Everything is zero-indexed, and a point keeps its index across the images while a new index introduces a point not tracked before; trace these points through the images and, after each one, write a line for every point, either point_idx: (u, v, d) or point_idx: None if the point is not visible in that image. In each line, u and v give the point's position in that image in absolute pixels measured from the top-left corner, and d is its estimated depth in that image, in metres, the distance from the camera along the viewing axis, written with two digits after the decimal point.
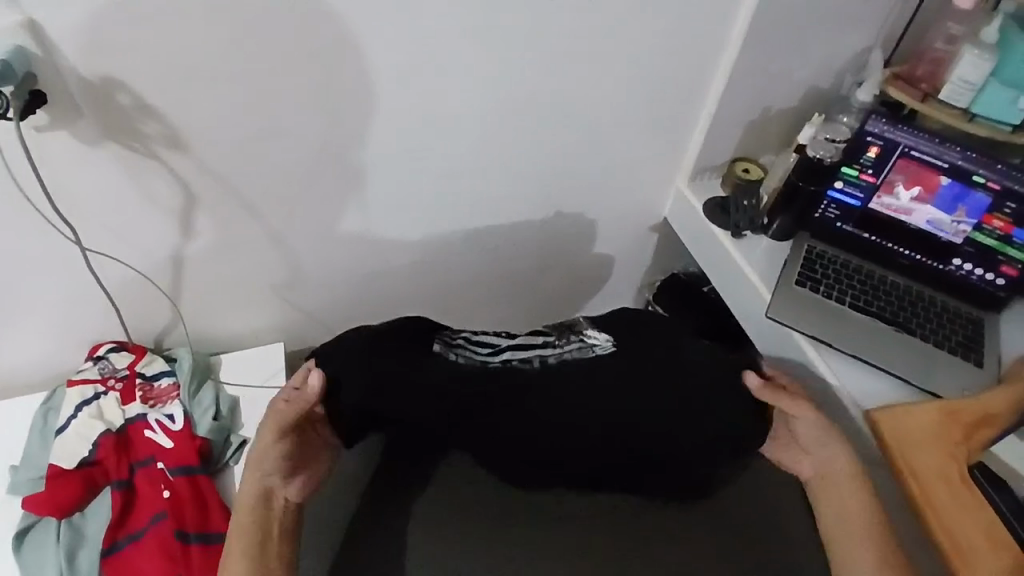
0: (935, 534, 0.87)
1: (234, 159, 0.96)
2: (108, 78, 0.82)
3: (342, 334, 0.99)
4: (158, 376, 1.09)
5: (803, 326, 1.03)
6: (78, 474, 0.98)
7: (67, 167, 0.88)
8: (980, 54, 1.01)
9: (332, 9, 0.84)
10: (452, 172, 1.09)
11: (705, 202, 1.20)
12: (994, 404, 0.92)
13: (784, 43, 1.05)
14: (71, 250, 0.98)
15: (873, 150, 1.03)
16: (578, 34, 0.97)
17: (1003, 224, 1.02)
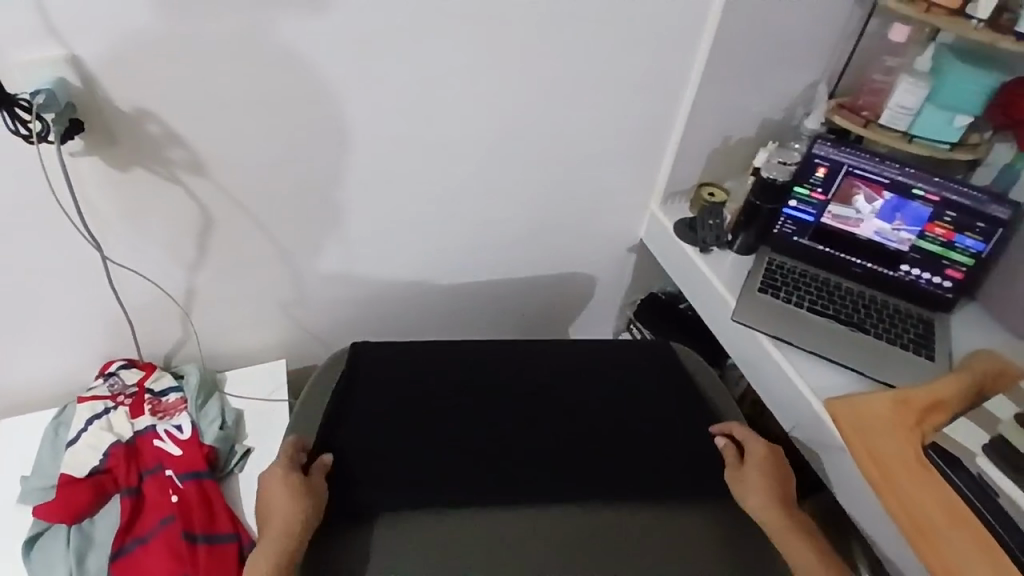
0: (897, 511, 0.93)
1: (244, 184, 1.05)
2: (137, 108, 0.91)
3: (346, 401, 1.02)
4: (166, 391, 1.15)
5: (766, 327, 1.11)
6: (90, 482, 1.03)
7: (94, 190, 0.97)
8: (914, 82, 1.13)
9: (336, 48, 0.95)
10: (443, 195, 1.19)
11: (676, 223, 1.30)
12: (943, 391, 1.01)
13: (739, 77, 1.18)
14: (92, 268, 1.06)
15: (821, 170, 1.14)
16: (557, 71, 1.09)
17: (945, 231, 1.13)
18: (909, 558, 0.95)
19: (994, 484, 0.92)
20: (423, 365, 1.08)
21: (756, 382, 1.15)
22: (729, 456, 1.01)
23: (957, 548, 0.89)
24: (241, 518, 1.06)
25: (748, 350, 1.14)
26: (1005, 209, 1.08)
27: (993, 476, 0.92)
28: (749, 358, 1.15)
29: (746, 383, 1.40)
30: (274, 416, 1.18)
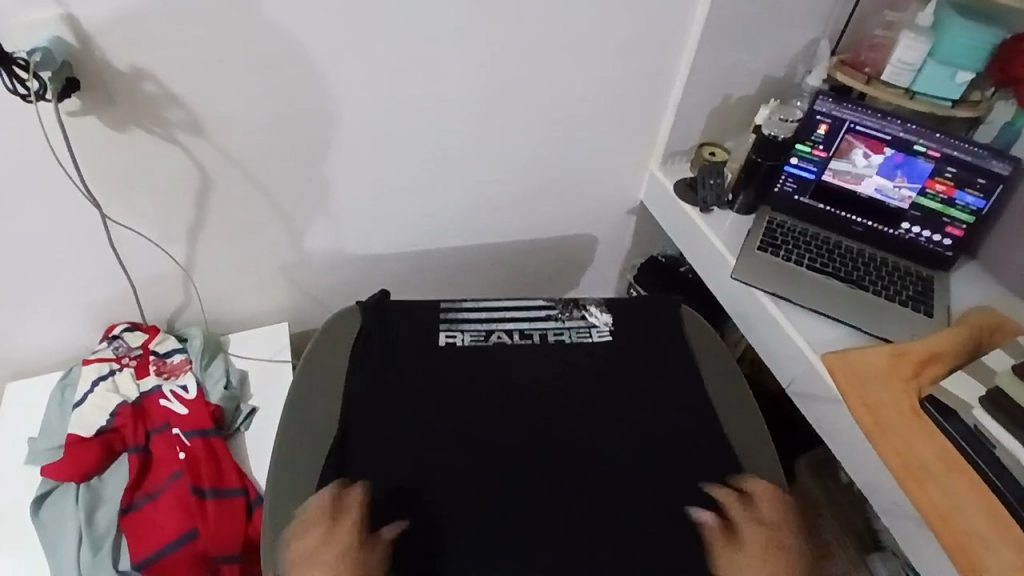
0: (890, 458, 0.95)
1: (242, 145, 1.05)
2: (135, 67, 0.91)
3: (354, 368, 1.06)
4: (171, 352, 1.16)
5: (764, 284, 1.12)
6: (98, 440, 1.05)
7: (93, 151, 0.97)
8: (916, 38, 1.12)
9: (330, 6, 0.94)
10: (441, 156, 1.19)
11: (675, 183, 1.30)
12: (939, 344, 1.02)
13: (739, 34, 1.16)
14: (93, 230, 1.06)
15: (822, 127, 1.14)
16: (556, 30, 1.07)
17: (945, 188, 1.12)
18: (901, 508, 0.97)
19: (988, 433, 0.93)
20: (429, 331, 1.11)
21: (754, 340, 1.16)
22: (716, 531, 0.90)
23: (948, 494, 0.92)
24: (249, 472, 1.08)
25: (746, 307, 1.15)
26: (1005, 164, 1.08)
27: (986, 426, 0.93)
28: (746, 316, 1.16)
29: (746, 343, 1.41)
30: (278, 376, 1.19)
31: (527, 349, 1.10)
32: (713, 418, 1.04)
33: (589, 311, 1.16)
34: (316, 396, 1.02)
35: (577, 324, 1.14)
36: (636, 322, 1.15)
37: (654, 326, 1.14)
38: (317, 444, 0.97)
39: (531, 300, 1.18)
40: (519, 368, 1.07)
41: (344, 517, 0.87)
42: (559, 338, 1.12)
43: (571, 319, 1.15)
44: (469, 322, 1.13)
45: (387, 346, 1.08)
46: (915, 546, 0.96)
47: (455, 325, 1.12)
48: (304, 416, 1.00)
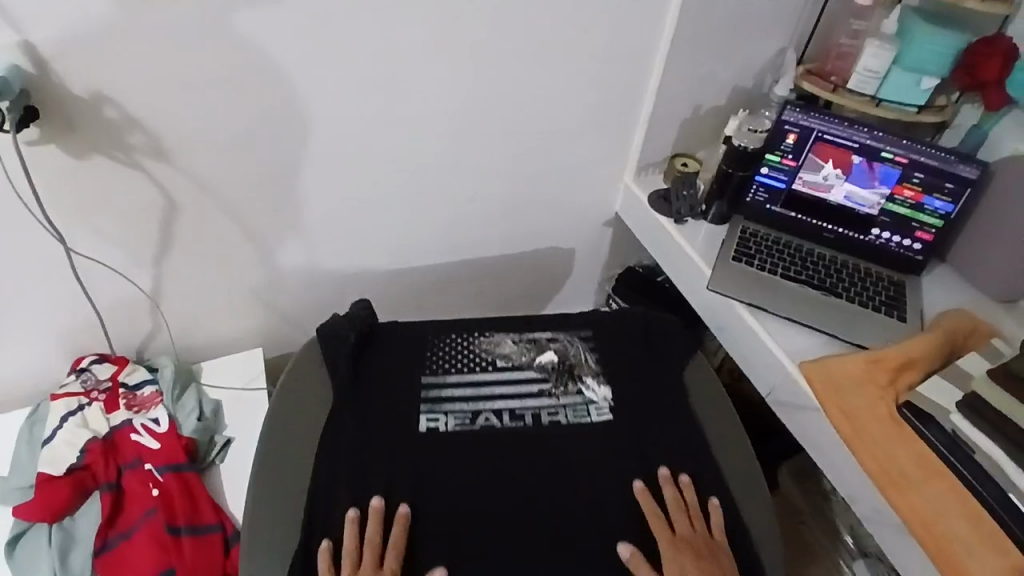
0: (870, 467, 0.96)
1: (209, 169, 1.02)
2: (95, 93, 0.89)
3: (331, 410, 1.02)
4: (140, 384, 1.13)
5: (739, 295, 1.12)
6: (67, 479, 1.01)
7: (53, 179, 0.94)
8: (880, 46, 1.13)
9: (296, 26, 0.92)
10: (414, 175, 1.18)
11: (649, 194, 1.30)
12: (915, 350, 1.02)
13: (708, 45, 1.17)
14: (56, 261, 1.03)
15: (791, 137, 1.15)
16: (526, 45, 1.07)
17: (913, 194, 1.14)
18: (883, 515, 0.97)
19: (967, 439, 0.94)
20: (409, 356, 1.08)
21: (732, 350, 1.16)
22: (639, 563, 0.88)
23: (929, 501, 0.92)
24: (226, 506, 1.06)
25: (723, 317, 1.15)
26: (971, 168, 1.10)
27: (965, 432, 0.94)
28: (723, 326, 1.16)
29: (724, 352, 1.41)
30: (253, 405, 1.17)
31: (513, 404, 1.04)
32: (695, 430, 1.04)
33: (586, 378, 1.08)
34: (294, 424, 1.01)
35: (570, 394, 1.06)
36: (620, 337, 1.13)
37: (637, 340, 1.13)
38: (297, 475, 0.96)
39: (523, 371, 1.08)
40: (498, 389, 1.06)
41: (388, 556, 0.87)
42: (554, 417, 1.03)
43: (566, 394, 1.06)
44: (453, 402, 1.04)
45: (363, 425, 1.00)
46: (898, 552, 0.97)
47: (438, 408, 1.02)
48: (282, 449, 0.98)
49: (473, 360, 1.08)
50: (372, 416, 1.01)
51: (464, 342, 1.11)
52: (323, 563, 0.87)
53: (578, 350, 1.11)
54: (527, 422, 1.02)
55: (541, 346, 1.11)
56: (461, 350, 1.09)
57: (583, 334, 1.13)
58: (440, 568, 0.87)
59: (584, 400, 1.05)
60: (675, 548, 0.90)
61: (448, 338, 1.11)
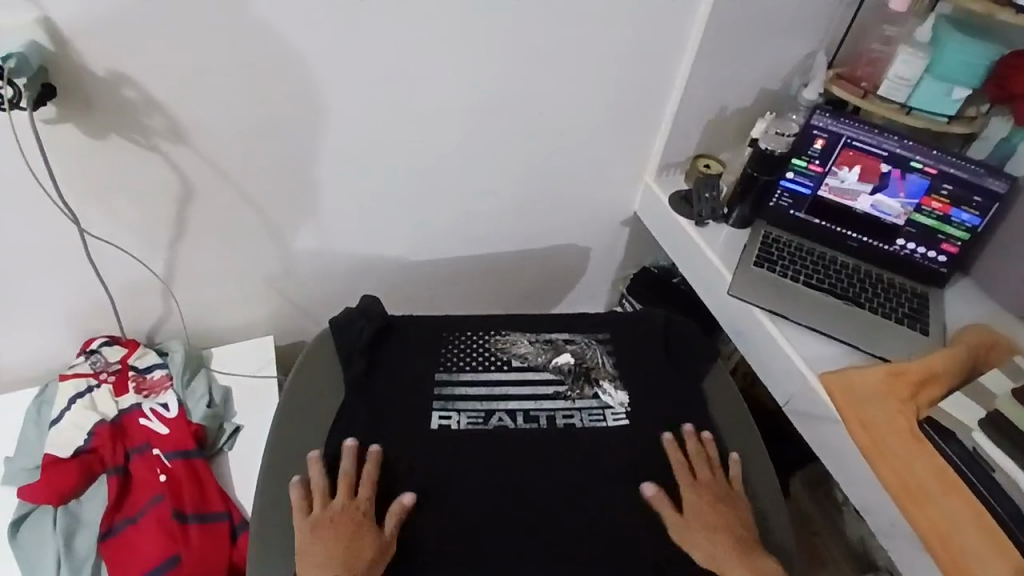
0: (888, 481, 0.94)
1: (227, 153, 1.01)
2: (114, 73, 0.87)
3: (344, 404, 1.00)
4: (151, 368, 1.12)
5: (760, 301, 1.11)
6: (77, 460, 1.00)
7: (69, 159, 0.92)
8: (913, 53, 1.12)
9: (323, 11, 0.90)
10: (435, 167, 1.16)
11: (671, 195, 1.29)
12: (938, 364, 1.01)
13: (739, 46, 1.15)
14: (68, 242, 1.02)
15: (819, 142, 1.13)
16: (554, 38, 1.05)
17: (941, 205, 1.12)
18: (899, 531, 0.96)
19: (987, 457, 0.93)
20: (424, 355, 1.07)
21: (749, 356, 1.14)
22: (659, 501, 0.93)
23: (947, 517, 0.91)
24: (234, 495, 1.05)
25: (742, 323, 1.14)
26: (1001, 181, 1.08)
27: (986, 450, 0.93)
28: (741, 332, 1.14)
29: (738, 355, 1.40)
30: (263, 393, 1.16)
31: (529, 404, 1.03)
32: (710, 437, 1.02)
33: (602, 381, 1.06)
34: (307, 415, 1.00)
35: (586, 395, 1.04)
36: (639, 343, 1.11)
37: (655, 345, 1.11)
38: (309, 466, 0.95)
39: (538, 372, 1.06)
40: (513, 391, 1.04)
41: (363, 490, 0.90)
42: (569, 420, 1.01)
43: (582, 397, 1.04)
44: (466, 401, 1.02)
45: (374, 419, 0.99)
46: (913, 567, 0.96)
47: (450, 405, 1.01)
48: (293, 439, 0.97)
49: (488, 358, 1.07)
50: (384, 412, 0.99)
51: (480, 340, 1.09)
52: (296, 490, 0.90)
53: (594, 353, 1.10)
54: (540, 421, 1.01)
55: (557, 348, 1.09)
56: (476, 347, 1.08)
57: (600, 337, 1.12)
58: (410, 492, 0.92)
59: (599, 402, 1.04)
60: (699, 492, 0.94)
61: (464, 335, 1.09)
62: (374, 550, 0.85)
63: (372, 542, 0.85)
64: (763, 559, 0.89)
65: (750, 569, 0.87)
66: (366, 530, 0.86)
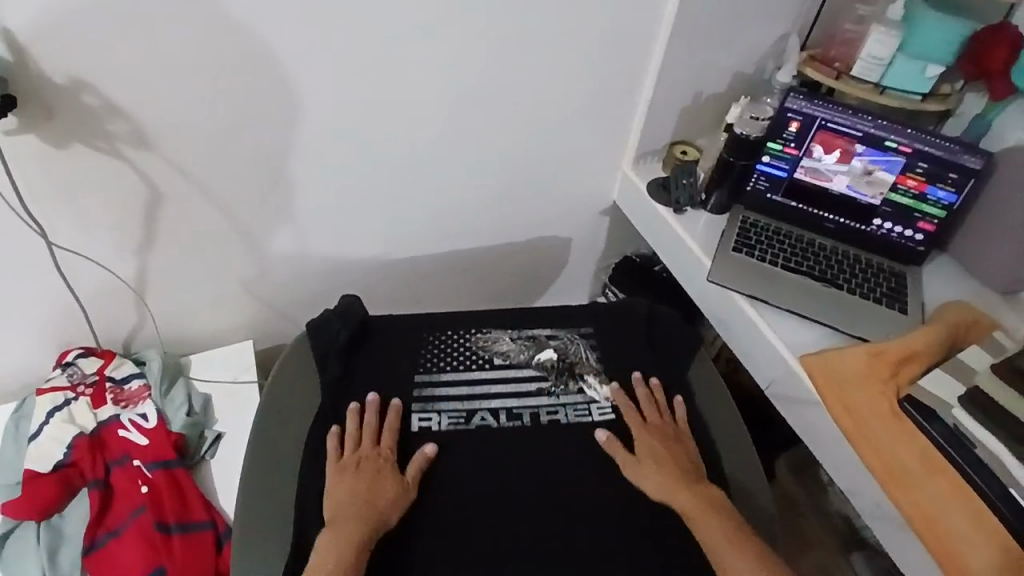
0: (871, 460, 0.95)
1: (196, 157, 0.99)
2: (74, 80, 0.85)
3: (323, 407, 1.00)
4: (128, 378, 1.10)
5: (740, 286, 1.10)
6: (55, 475, 0.99)
7: (32, 169, 0.91)
8: (887, 31, 1.11)
9: (288, 8, 0.89)
10: (409, 163, 1.15)
11: (648, 183, 1.28)
12: (918, 343, 1.01)
13: (711, 31, 1.14)
14: (36, 254, 1.00)
15: (793, 125, 1.13)
16: (525, 29, 1.04)
17: (917, 183, 1.12)
18: (883, 510, 0.97)
19: (968, 433, 0.93)
20: (406, 355, 1.06)
21: (731, 342, 1.14)
22: (614, 447, 0.97)
23: (929, 494, 0.92)
24: (217, 504, 1.04)
25: (723, 310, 1.13)
26: (975, 159, 1.08)
27: (967, 426, 0.93)
28: (722, 318, 1.14)
29: (721, 341, 1.39)
30: (244, 399, 1.15)
31: (513, 401, 1.02)
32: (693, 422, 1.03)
33: (586, 375, 1.06)
34: (287, 417, 0.99)
35: (570, 389, 1.04)
36: (621, 336, 1.11)
37: (636, 337, 1.11)
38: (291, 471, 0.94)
39: (521, 370, 1.05)
40: (496, 389, 1.03)
41: (387, 442, 0.96)
42: (552, 416, 1.01)
43: (567, 393, 1.04)
44: (448, 401, 1.02)
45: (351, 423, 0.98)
46: (898, 545, 0.96)
47: (432, 406, 1.01)
48: (275, 443, 0.96)
49: (469, 357, 1.06)
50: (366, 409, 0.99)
51: (461, 339, 1.09)
52: (331, 443, 0.95)
53: (578, 347, 1.09)
54: (524, 417, 1.01)
55: (539, 344, 1.09)
56: (457, 346, 1.07)
57: (582, 331, 1.11)
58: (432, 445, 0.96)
59: (583, 396, 1.04)
60: (653, 433, 0.98)
61: (445, 335, 1.09)
62: (396, 488, 0.90)
63: (394, 488, 0.90)
64: (709, 487, 0.92)
65: (694, 495, 0.91)
66: (386, 474, 0.91)
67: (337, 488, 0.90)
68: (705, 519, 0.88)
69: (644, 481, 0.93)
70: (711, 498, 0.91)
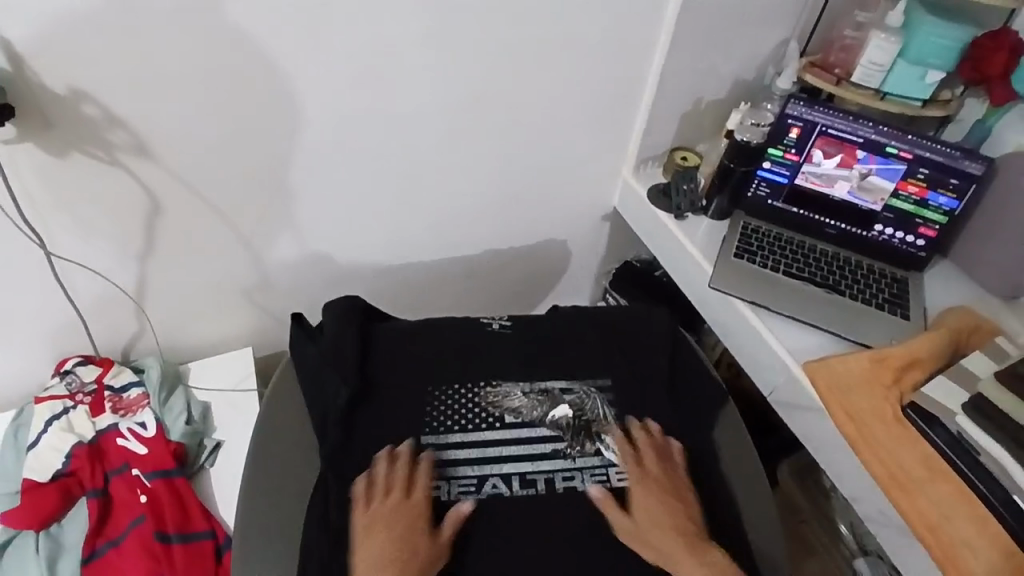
0: (874, 467, 0.95)
1: (195, 165, 0.99)
2: (73, 89, 0.85)
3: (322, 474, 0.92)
4: (127, 386, 1.09)
5: (742, 293, 1.10)
6: (54, 484, 0.98)
7: (31, 179, 0.90)
8: (886, 37, 1.11)
9: (287, 16, 0.89)
10: (409, 170, 1.14)
11: (649, 189, 1.28)
12: (921, 349, 1.01)
13: (711, 38, 1.14)
14: (34, 264, 0.99)
15: (793, 131, 1.12)
16: (525, 37, 1.04)
17: (918, 189, 1.12)
18: (887, 517, 0.96)
19: (971, 440, 0.93)
20: (409, 406, 0.98)
21: (733, 349, 1.14)
22: (607, 504, 0.91)
23: (933, 501, 0.91)
24: (217, 513, 1.04)
25: (725, 316, 1.13)
26: (976, 164, 1.08)
27: (970, 433, 0.93)
28: (724, 325, 1.14)
29: (722, 346, 1.40)
30: (244, 407, 1.14)
31: (525, 463, 0.95)
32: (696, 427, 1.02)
33: (604, 437, 0.98)
34: (287, 427, 0.98)
35: (587, 450, 0.96)
36: (640, 383, 1.03)
37: (657, 387, 1.03)
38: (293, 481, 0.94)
39: (534, 429, 0.97)
40: (507, 451, 0.95)
41: (420, 492, 0.89)
42: (572, 483, 0.93)
43: (583, 456, 0.96)
44: (455, 467, 0.94)
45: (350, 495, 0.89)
46: (902, 552, 0.96)
47: (438, 474, 0.93)
48: (276, 451, 0.96)
49: (477, 415, 0.98)
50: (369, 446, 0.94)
51: (468, 394, 1.00)
52: (361, 489, 0.89)
53: (594, 403, 1.01)
54: (538, 487, 0.92)
55: (553, 399, 1.00)
56: (465, 400, 0.99)
57: (600, 383, 1.02)
58: (467, 501, 0.90)
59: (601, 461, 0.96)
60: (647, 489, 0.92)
61: (451, 388, 1.00)
62: (425, 549, 0.83)
63: (430, 545, 0.84)
64: (711, 549, 0.86)
65: (698, 560, 0.85)
66: (421, 529, 0.85)
67: (369, 543, 0.83)
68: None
69: (643, 548, 0.87)
70: (714, 562, 0.85)
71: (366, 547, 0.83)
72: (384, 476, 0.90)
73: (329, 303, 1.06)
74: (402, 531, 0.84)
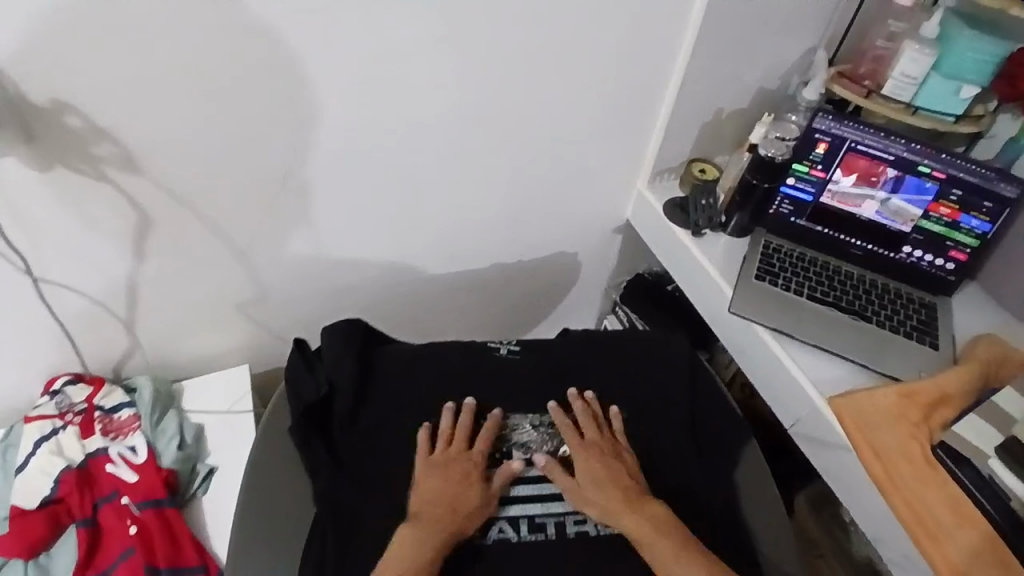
0: (901, 511, 0.90)
1: (188, 179, 0.93)
2: (55, 102, 0.79)
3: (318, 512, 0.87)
4: (118, 407, 1.04)
5: (763, 319, 1.05)
6: (42, 513, 0.94)
7: (12, 196, 0.85)
8: (920, 49, 1.04)
9: (287, 25, 0.83)
10: (415, 184, 1.09)
11: (665, 203, 1.22)
12: (950, 383, 0.96)
13: (735, 47, 1.07)
14: (16, 283, 0.94)
15: (821, 146, 1.06)
16: (539, 46, 0.98)
17: (950, 211, 1.06)
18: (913, 562, 0.92)
19: (1004, 485, 0.88)
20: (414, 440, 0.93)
21: (752, 376, 1.09)
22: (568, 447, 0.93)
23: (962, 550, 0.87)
24: (210, 546, 1.00)
25: (744, 341, 1.08)
26: (1012, 187, 1.02)
27: (1003, 478, 0.88)
28: (743, 351, 1.08)
29: (736, 365, 1.34)
30: (239, 430, 1.09)
31: (534, 504, 0.90)
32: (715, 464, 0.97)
33: None
34: (284, 460, 0.93)
35: None
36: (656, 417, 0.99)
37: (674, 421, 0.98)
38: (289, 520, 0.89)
39: (544, 466, 0.93)
40: (515, 489, 0.91)
41: (479, 443, 0.92)
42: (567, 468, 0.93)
43: None
44: None
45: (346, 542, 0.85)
46: None
47: None
48: (272, 485, 0.91)
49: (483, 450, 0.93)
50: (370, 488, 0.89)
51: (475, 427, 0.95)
52: (421, 436, 0.92)
53: None
54: (547, 532, 0.88)
55: None
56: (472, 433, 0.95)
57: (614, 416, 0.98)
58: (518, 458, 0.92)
59: None
60: (586, 446, 0.92)
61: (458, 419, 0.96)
62: (478, 498, 0.87)
63: (484, 495, 0.88)
64: (650, 504, 0.87)
65: (633, 514, 0.86)
66: (476, 480, 0.88)
67: (427, 488, 0.87)
68: (656, 541, 0.83)
69: (587, 505, 0.88)
70: (658, 518, 0.86)
71: (423, 494, 0.86)
72: (446, 427, 0.92)
73: (328, 325, 1.02)
74: (458, 483, 0.87)
